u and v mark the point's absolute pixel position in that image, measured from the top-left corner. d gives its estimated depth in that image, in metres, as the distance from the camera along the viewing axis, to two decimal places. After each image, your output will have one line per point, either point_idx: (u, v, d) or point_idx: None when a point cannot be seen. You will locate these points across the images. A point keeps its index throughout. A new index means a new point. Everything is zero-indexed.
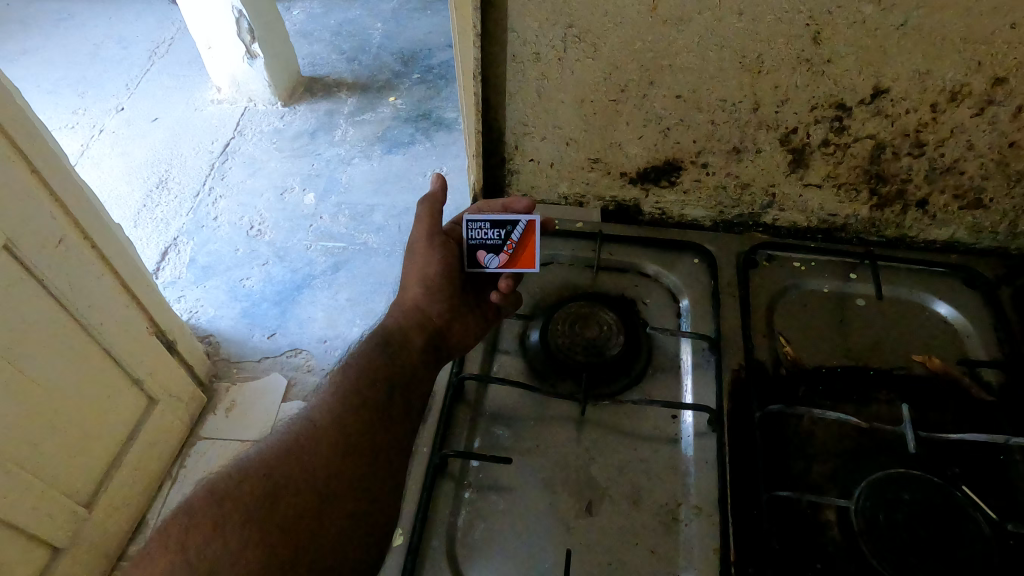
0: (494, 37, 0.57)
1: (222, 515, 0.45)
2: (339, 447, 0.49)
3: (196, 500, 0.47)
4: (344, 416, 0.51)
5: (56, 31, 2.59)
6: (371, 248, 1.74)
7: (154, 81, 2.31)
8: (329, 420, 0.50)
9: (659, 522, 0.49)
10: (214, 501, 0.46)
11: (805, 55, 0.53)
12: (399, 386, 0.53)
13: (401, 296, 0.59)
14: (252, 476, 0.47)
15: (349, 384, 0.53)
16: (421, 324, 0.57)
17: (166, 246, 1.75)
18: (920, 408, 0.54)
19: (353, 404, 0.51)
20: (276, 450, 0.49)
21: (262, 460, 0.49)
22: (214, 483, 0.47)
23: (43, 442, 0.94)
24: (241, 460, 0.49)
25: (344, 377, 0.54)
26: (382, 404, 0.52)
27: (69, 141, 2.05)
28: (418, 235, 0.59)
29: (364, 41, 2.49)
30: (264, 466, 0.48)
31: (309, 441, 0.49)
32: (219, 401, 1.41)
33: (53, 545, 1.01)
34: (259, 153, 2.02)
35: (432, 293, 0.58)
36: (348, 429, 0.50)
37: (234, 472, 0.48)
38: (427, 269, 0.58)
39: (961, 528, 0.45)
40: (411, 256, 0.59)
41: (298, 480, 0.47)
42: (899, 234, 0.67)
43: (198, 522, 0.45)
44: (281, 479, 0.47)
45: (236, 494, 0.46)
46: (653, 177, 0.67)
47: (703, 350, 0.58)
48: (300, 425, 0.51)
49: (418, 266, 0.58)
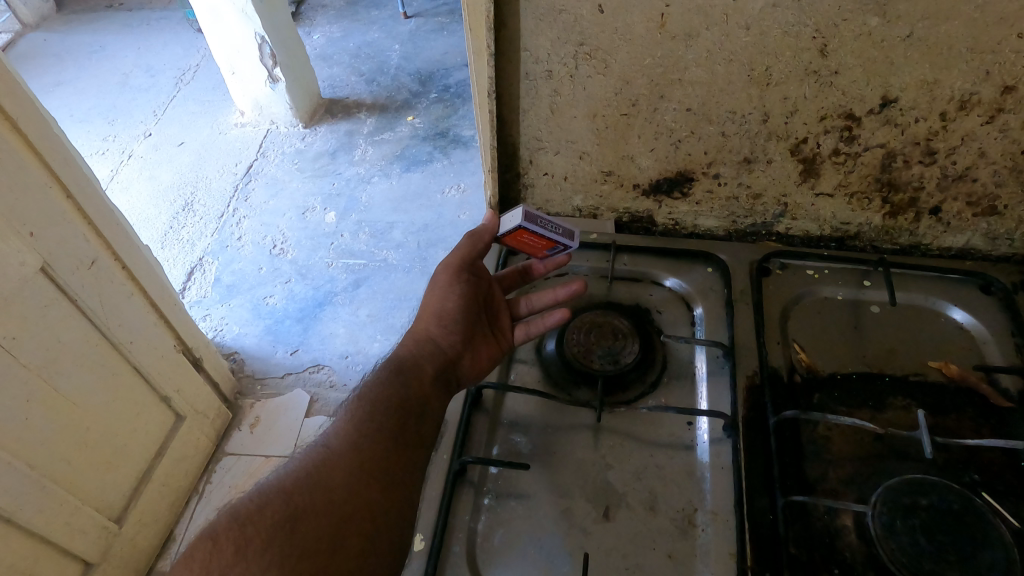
0: (508, 57, 0.59)
1: (243, 539, 0.47)
2: (354, 470, 0.52)
3: (219, 526, 0.49)
4: (358, 441, 0.53)
5: (88, 62, 2.70)
6: (390, 264, 1.77)
7: (180, 108, 2.39)
8: (343, 445, 0.53)
9: (676, 527, 0.49)
10: (237, 525, 0.48)
11: (812, 68, 0.54)
12: (410, 410, 0.55)
13: (415, 327, 0.62)
14: (272, 501, 0.50)
15: (367, 409, 0.55)
16: (434, 353, 0.59)
17: (192, 266, 1.80)
18: (936, 415, 0.55)
19: (366, 430, 0.54)
20: (295, 475, 0.52)
21: (281, 485, 0.51)
22: (236, 509, 0.49)
23: (77, 459, 0.98)
24: (263, 485, 0.51)
25: (358, 404, 0.56)
26: (393, 429, 0.54)
27: (99, 167, 2.14)
28: (444, 268, 0.63)
29: (382, 62, 2.56)
30: (284, 491, 0.51)
31: (325, 468, 0.52)
32: (244, 417, 1.44)
33: (85, 560, 1.04)
34: (281, 173, 2.08)
35: (444, 325, 0.61)
36: (364, 451, 0.53)
37: (255, 498, 0.50)
38: (443, 302, 0.62)
39: (981, 535, 0.45)
40: (433, 287, 0.63)
41: (316, 503, 0.50)
42: (912, 242, 0.67)
43: (221, 546, 0.47)
44: (300, 502, 0.50)
45: (257, 518, 0.48)
46: (665, 188, 0.68)
47: (717, 357, 0.59)
48: (316, 451, 0.54)
49: (437, 299, 0.62)
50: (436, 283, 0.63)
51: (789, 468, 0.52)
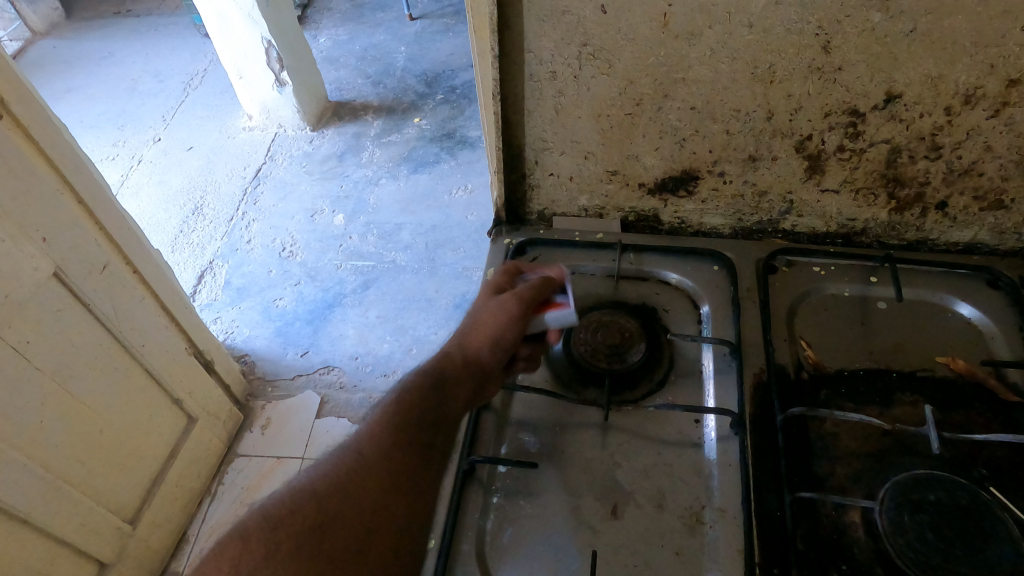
0: (512, 59, 0.59)
1: (274, 543, 0.45)
2: (385, 480, 0.49)
3: (249, 525, 0.47)
4: (391, 451, 0.50)
5: (97, 68, 2.74)
6: (399, 266, 1.78)
7: (188, 112, 2.42)
8: (376, 453, 0.50)
9: (683, 524, 0.50)
10: (268, 527, 0.46)
11: (816, 64, 0.54)
12: (440, 425, 0.53)
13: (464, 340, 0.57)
14: (304, 504, 0.47)
15: (401, 416, 0.52)
16: (474, 378, 0.55)
17: (202, 269, 1.82)
18: (943, 410, 0.55)
19: (400, 440, 0.51)
20: (327, 479, 0.49)
21: (313, 488, 0.49)
22: (267, 508, 0.47)
23: (91, 461, 0.99)
24: (295, 486, 0.49)
25: (391, 409, 0.53)
26: (426, 444, 0.51)
27: (110, 172, 2.16)
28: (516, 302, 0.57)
29: (388, 64, 2.57)
30: (315, 494, 0.48)
31: (355, 476, 0.49)
32: (255, 419, 1.46)
33: (99, 561, 1.05)
34: (290, 176, 2.10)
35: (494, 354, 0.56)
36: (396, 461, 0.50)
37: (286, 499, 0.48)
38: (505, 335, 0.56)
39: (988, 529, 0.45)
40: (499, 310, 0.57)
41: (346, 512, 0.47)
42: (919, 237, 0.67)
43: (252, 548, 0.45)
44: (331, 508, 0.47)
45: (288, 521, 0.46)
46: (671, 187, 0.68)
47: (724, 355, 0.59)
48: (348, 454, 0.51)
49: (499, 325, 0.56)
50: (507, 310, 0.57)
51: (796, 466, 0.52)
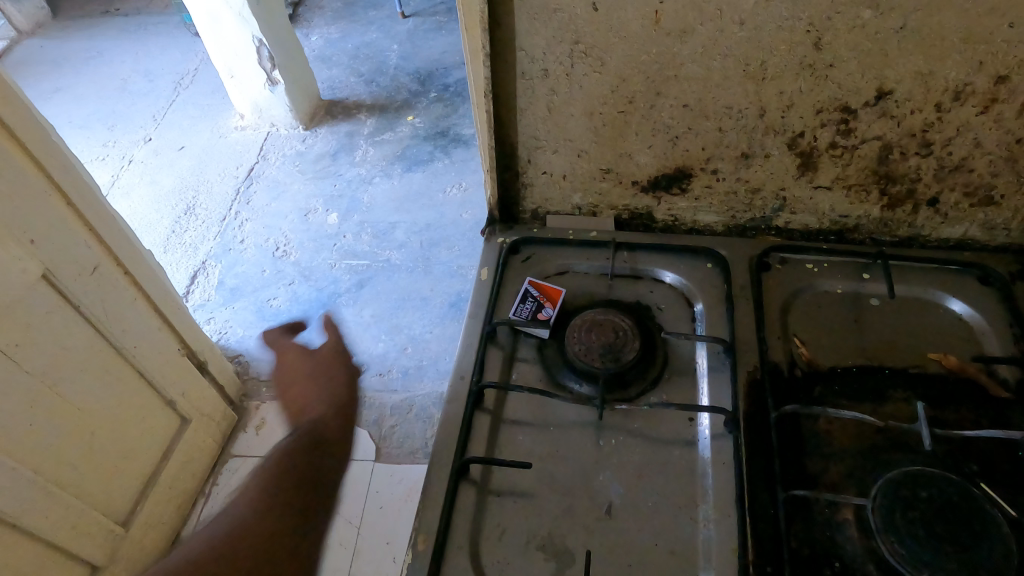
0: (504, 57, 0.59)
1: None
2: (265, 543, 0.51)
3: None
4: (271, 516, 0.53)
5: (86, 68, 2.71)
6: (393, 265, 1.77)
7: (179, 112, 2.40)
8: (257, 516, 0.53)
9: (677, 522, 0.50)
10: None
11: (808, 61, 0.54)
12: (319, 485, 0.55)
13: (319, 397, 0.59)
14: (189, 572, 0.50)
15: (280, 482, 0.54)
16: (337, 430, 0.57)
17: (195, 269, 1.81)
18: (936, 407, 0.55)
19: (280, 505, 0.53)
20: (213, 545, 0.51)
21: (199, 555, 0.51)
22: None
23: (83, 464, 0.99)
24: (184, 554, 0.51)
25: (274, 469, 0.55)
26: (303, 505, 0.54)
27: (100, 172, 2.14)
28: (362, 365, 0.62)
29: (381, 62, 2.56)
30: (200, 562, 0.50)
31: (238, 539, 0.51)
32: (249, 419, 1.45)
33: (93, 564, 1.04)
34: (283, 176, 2.09)
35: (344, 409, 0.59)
36: (277, 525, 0.52)
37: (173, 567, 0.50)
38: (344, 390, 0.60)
39: (979, 525, 0.45)
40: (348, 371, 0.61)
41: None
42: (911, 233, 0.67)
43: None
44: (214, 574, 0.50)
45: None
46: (664, 184, 0.68)
47: (718, 353, 0.59)
48: (235, 518, 0.53)
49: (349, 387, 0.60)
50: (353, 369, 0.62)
51: (790, 463, 0.52)
